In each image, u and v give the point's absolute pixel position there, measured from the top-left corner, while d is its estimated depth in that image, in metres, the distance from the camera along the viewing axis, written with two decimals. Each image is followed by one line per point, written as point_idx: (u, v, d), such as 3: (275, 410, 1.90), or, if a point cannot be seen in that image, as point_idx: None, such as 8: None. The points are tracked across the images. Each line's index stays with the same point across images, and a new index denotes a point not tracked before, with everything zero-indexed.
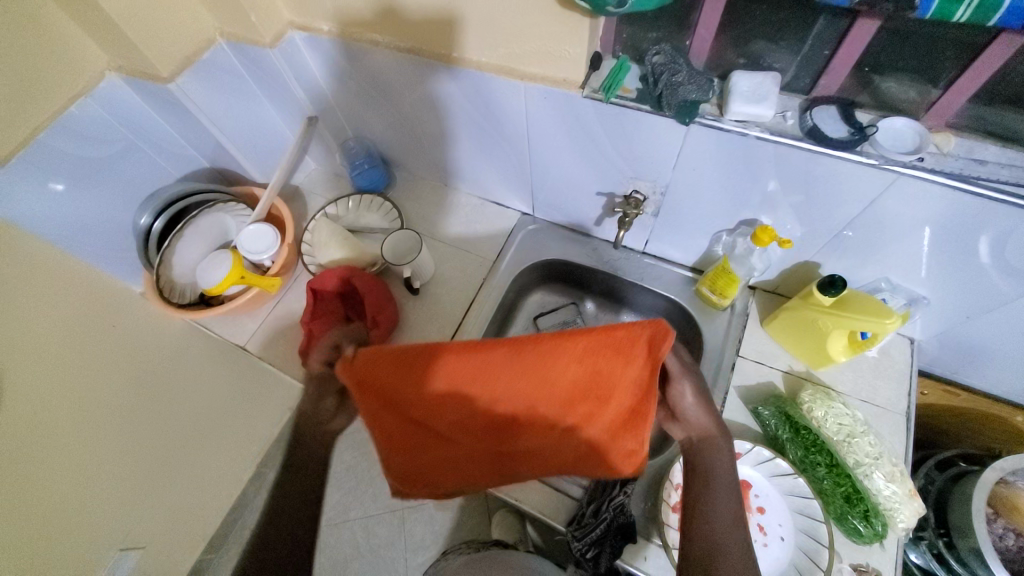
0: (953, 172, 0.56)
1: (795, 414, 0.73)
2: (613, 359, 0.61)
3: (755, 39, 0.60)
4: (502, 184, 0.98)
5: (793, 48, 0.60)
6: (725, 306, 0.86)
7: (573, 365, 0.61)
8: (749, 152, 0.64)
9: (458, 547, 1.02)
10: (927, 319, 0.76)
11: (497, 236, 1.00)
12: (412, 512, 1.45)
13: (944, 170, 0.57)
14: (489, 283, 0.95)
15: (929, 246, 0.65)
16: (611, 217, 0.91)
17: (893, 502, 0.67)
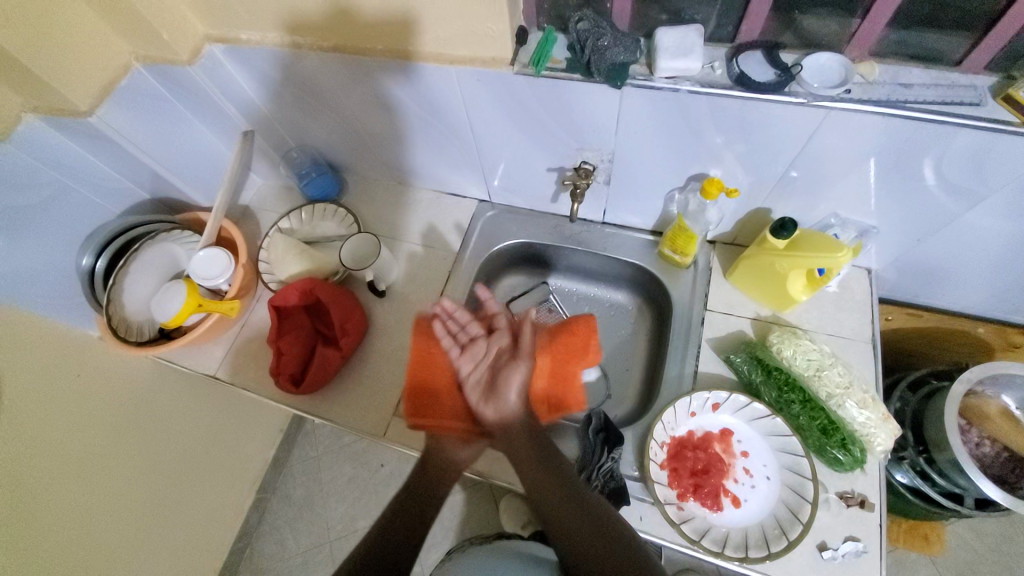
0: (881, 98, 0.57)
1: (766, 357, 0.74)
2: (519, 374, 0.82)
3: None
4: (453, 174, 0.96)
5: None
6: (688, 264, 0.86)
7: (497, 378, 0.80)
8: (685, 107, 0.63)
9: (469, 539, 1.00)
10: (880, 247, 0.78)
11: (457, 228, 0.99)
12: None
13: (872, 98, 0.57)
14: (456, 275, 0.94)
15: (874, 173, 0.65)
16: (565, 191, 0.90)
17: (868, 427, 0.69)
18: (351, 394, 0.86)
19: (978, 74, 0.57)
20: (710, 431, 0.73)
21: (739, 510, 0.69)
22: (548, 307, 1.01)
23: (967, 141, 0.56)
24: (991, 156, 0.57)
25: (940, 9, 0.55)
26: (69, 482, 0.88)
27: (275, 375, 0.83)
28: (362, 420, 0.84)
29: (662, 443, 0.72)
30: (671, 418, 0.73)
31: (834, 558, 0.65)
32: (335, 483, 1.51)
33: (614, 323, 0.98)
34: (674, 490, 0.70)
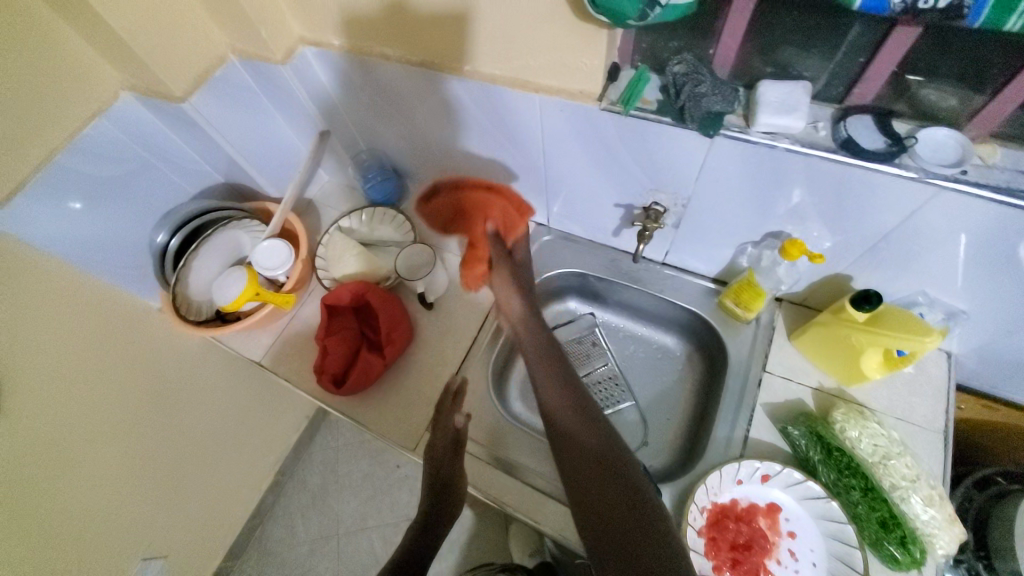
0: (999, 184, 0.52)
1: (827, 434, 0.69)
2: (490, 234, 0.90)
3: (784, 46, 0.57)
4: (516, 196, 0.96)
5: (824, 55, 0.56)
6: (750, 319, 0.82)
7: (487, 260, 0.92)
8: (778, 164, 0.60)
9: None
10: (966, 334, 0.72)
11: None
12: None
13: (989, 183, 0.53)
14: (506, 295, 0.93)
15: (967, 261, 0.61)
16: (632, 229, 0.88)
17: (932, 527, 0.63)
18: (387, 402, 0.86)
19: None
20: (756, 503, 0.69)
21: None
22: (592, 340, 0.99)
23: None
24: None
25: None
26: (109, 442, 0.92)
27: (318, 373, 0.83)
28: (395, 429, 0.84)
29: (702, 507, 0.68)
30: (716, 483, 0.69)
31: None
32: (351, 477, 1.53)
33: (659, 367, 0.94)
34: (711, 561, 0.66)
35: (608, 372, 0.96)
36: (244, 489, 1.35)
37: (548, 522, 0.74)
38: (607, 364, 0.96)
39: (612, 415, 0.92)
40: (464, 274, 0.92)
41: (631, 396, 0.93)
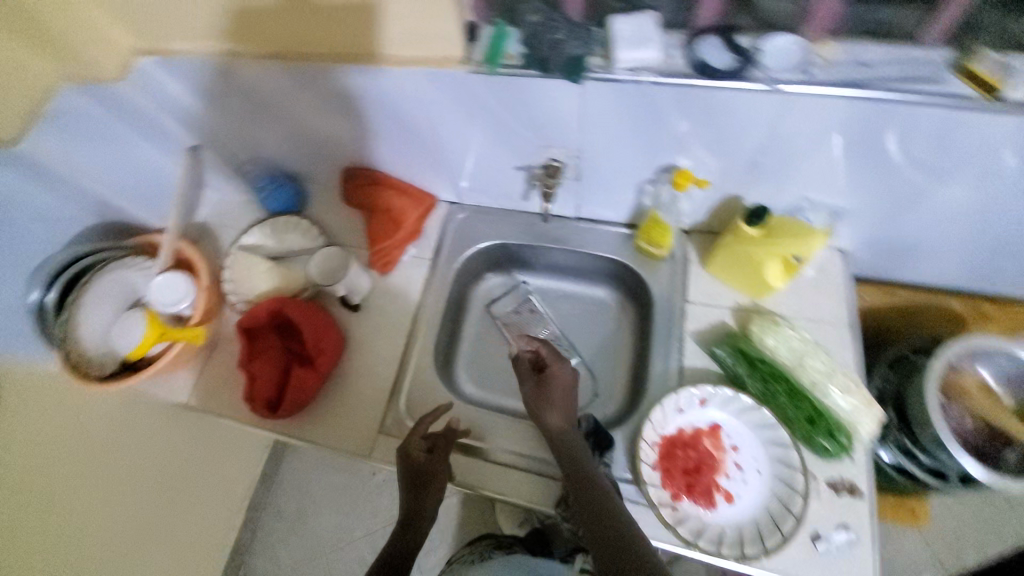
0: (844, 79, 0.55)
1: (748, 347, 0.72)
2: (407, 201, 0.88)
3: None
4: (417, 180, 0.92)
5: None
6: (666, 256, 0.83)
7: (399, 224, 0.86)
8: (647, 99, 0.61)
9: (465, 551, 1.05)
10: (854, 228, 0.76)
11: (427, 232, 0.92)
12: None
13: (839, 78, 0.56)
14: (431, 289, 0.86)
15: (836, 156, 0.64)
16: (535, 190, 0.88)
17: (854, 414, 0.66)
18: (327, 417, 0.79)
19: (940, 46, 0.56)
20: (699, 426, 0.70)
21: (733, 507, 0.66)
22: (531, 308, 0.97)
23: (929, 118, 0.56)
24: (955, 132, 0.57)
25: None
26: (38, 527, 0.83)
27: (248, 402, 0.77)
28: (345, 438, 0.77)
29: (652, 443, 0.69)
30: (660, 417, 0.70)
31: (828, 550, 0.63)
32: (326, 494, 1.49)
33: (594, 319, 0.95)
34: (667, 491, 0.67)
35: (547, 337, 0.95)
36: (215, 536, 1.29)
37: (513, 492, 0.74)
38: (546, 327, 0.95)
39: None
40: (374, 259, 0.86)
41: (573, 352, 0.94)
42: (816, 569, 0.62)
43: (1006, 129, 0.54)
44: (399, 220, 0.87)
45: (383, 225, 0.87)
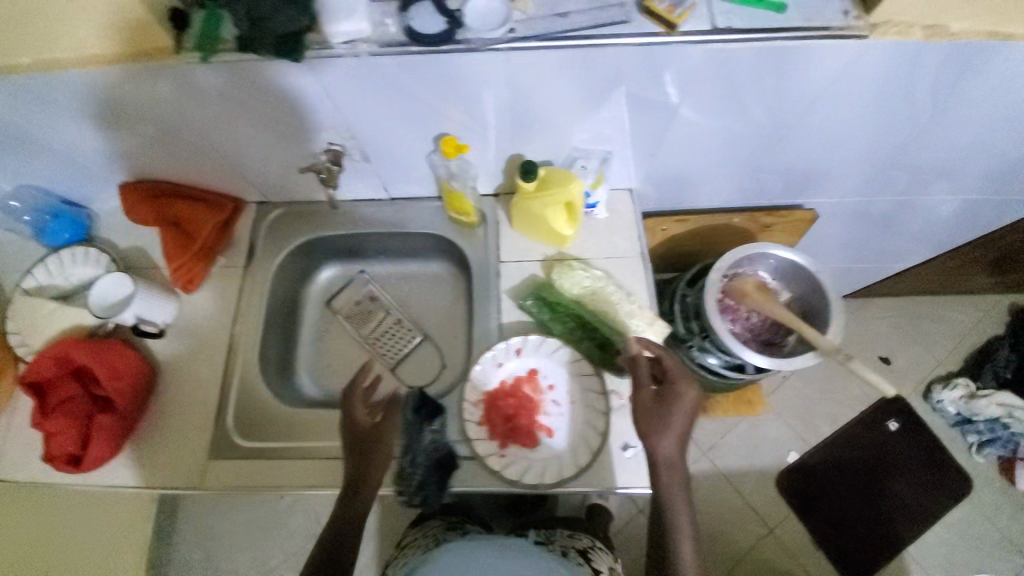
0: (543, 33, 0.56)
1: (549, 295, 0.76)
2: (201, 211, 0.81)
3: None
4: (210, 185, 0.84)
5: None
6: (478, 221, 0.85)
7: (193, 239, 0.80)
8: (377, 70, 0.59)
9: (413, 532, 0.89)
10: (637, 168, 0.80)
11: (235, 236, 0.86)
12: None
13: (535, 34, 0.56)
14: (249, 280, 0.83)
15: (586, 106, 0.66)
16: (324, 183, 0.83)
17: (638, 332, 0.73)
18: (150, 455, 0.73)
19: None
20: (519, 374, 0.74)
21: (553, 440, 0.71)
22: (370, 296, 0.94)
23: (632, 57, 0.58)
24: (663, 66, 0.59)
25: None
26: None
27: (49, 461, 0.70)
28: (170, 474, 0.72)
29: (475, 400, 0.72)
30: (480, 375, 0.73)
31: (636, 456, 0.70)
32: (233, 530, 1.36)
33: (437, 293, 0.94)
34: (493, 443, 0.69)
35: (391, 320, 0.93)
36: None
37: None
38: (388, 311, 0.93)
39: (408, 355, 0.91)
40: (176, 278, 0.79)
41: (420, 331, 0.92)
42: (628, 475, 0.69)
43: (700, 54, 0.57)
44: (192, 235, 0.80)
45: (177, 242, 0.80)
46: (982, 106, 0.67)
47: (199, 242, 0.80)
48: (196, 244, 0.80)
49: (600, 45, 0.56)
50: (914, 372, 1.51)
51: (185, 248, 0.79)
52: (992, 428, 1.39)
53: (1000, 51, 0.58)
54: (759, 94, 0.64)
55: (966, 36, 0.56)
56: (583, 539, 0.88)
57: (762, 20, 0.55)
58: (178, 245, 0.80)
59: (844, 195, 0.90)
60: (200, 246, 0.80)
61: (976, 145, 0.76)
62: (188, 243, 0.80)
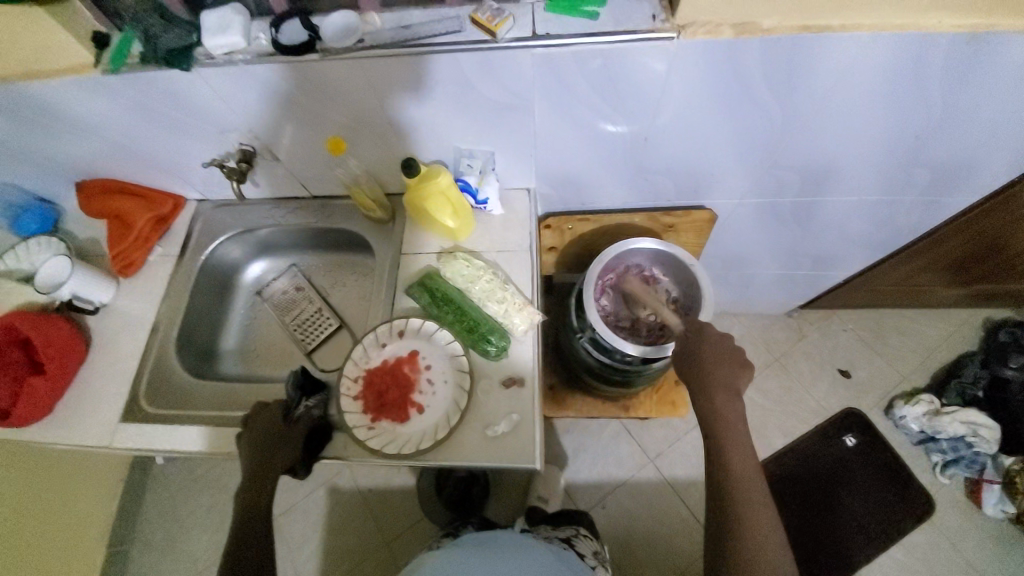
0: (385, 42, 0.63)
1: (433, 282, 0.81)
2: (139, 207, 0.91)
3: None
4: (152, 185, 0.95)
5: None
6: (386, 217, 0.91)
7: (128, 231, 0.90)
8: (253, 77, 0.67)
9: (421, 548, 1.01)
10: (524, 168, 0.86)
11: (172, 229, 0.96)
12: (286, 517, 1.43)
13: (378, 44, 0.63)
14: (182, 264, 0.93)
15: (449, 108, 0.73)
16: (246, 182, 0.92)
17: (506, 318, 0.79)
18: (75, 416, 0.82)
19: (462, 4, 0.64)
20: (400, 355, 0.80)
21: (423, 416, 0.76)
22: (297, 287, 1.02)
23: (469, 62, 0.64)
24: (501, 69, 0.65)
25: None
26: None
27: None
28: (91, 435, 0.81)
29: (354, 376, 0.77)
30: (362, 354, 0.79)
31: (499, 433, 0.74)
32: (195, 515, 1.42)
33: (357, 283, 1.01)
34: (366, 415, 0.75)
35: (313, 308, 1.00)
36: None
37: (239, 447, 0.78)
38: (311, 300, 1.00)
39: (324, 340, 0.97)
40: (114, 264, 0.90)
41: (338, 320, 0.99)
42: (489, 450, 0.73)
43: (529, 58, 0.63)
44: (128, 227, 0.90)
45: (114, 233, 0.91)
46: (833, 104, 0.69)
47: (134, 233, 0.90)
48: (131, 234, 0.90)
49: (436, 48, 0.62)
50: (876, 387, 1.46)
51: (121, 238, 0.90)
52: (955, 447, 1.33)
53: (822, 47, 0.61)
54: (602, 94, 0.69)
55: (778, 32, 0.59)
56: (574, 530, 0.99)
57: (580, 26, 0.61)
58: (116, 235, 0.90)
59: (741, 196, 0.92)
60: (135, 237, 0.90)
61: (850, 143, 0.78)
62: (124, 233, 0.90)
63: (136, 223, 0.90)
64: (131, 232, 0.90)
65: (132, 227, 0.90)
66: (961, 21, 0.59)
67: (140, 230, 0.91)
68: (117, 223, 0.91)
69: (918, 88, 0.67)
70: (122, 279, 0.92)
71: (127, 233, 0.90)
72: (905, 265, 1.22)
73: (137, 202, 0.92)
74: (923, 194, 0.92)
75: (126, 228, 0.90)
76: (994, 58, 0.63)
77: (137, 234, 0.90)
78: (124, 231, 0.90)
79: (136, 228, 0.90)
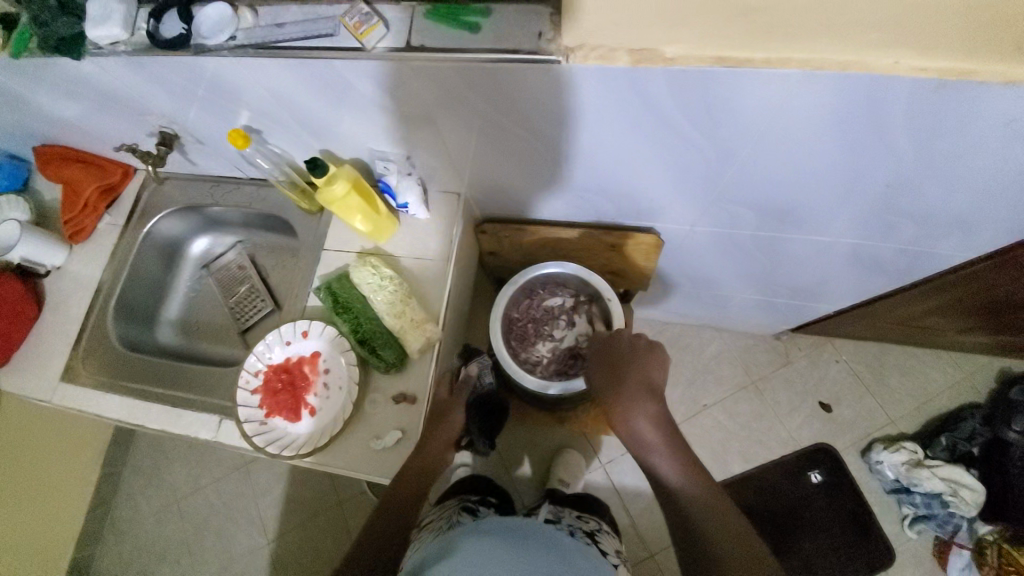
0: (255, 42, 0.58)
1: (338, 288, 0.79)
2: (88, 174, 0.93)
3: None
4: (103, 155, 0.97)
5: None
6: (319, 210, 0.89)
7: (76, 196, 0.93)
8: (143, 68, 0.66)
9: (432, 514, 0.85)
10: (446, 174, 0.81)
11: (122, 200, 0.99)
12: (255, 464, 1.48)
13: (250, 43, 0.59)
14: (125, 238, 0.96)
15: (346, 111, 0.68)
16: (182, 159, 0.93)
17: (404, 332, 0.76)
18: (22, 370, 0.89)
19: (341, 2, 0.58)
20: (302, 354, 0.80)
21: (314, 418, 0.78)
22: (239, 266, 1.04)
23: (346, 69, 0.58)
24: (381, 78, 0.59)
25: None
26: None
27: None
28: (34, 389, 0.88)
29: (255, 371, 0.80)
30: (265, 350, 0.81)
31: (384, 447, 0.74)
32: (177, 450, 1.51)
33: (293, 268, 1.02)
34: (260, 410, 0.78)
35: (252, 288, 1.03)
36: (58, 496, 1.34)
37: (151, 419, 0.84)
38: (248, 282, 1.03)
39: (256, 322, 1.01)
40: (65, 229, 0.93)
41: (271, 303, 1.02)
42: (370, 462, 0.74)
43: (407, 69, 0.57)
44: (76, 193, 0.93)
45: (63, 198, 0.93)
46: (771, 138, 0.59)
47: (81, 199, 0.92)
48: (78, 200, 0.92)
49: (309, 54, 0.57)
50: (859, 426, 1.34)
51: (69, 203, 0.93)
52: (929, 503, 1.21)
53: (741, 80, 0.50)
54: (500, 110, 0.62)
55: (687, 62, 0.49)
56: (591, 521, 0.93)
57: (457, 39, 0.54)
58: (65, 200, 0.93)
59: (692, 222, 0.82)
60: (82, 203, 0.93)
61: (807, 180, 0.66)
62: (72, 199, 0.93)
63: (83, 190, 0.92)
64: (77, 198, 0.92)
65: (79, 193, 0.92)
66: (926, 61, 0.46)
67: (88, 196, 0.93)
68: (67, 188, 0.94)
69: (876, 130, 0.55)
70: (74, 245, 0.96)
71: (75, 199, 0.93)
72: (913, 305, 1.06)
73: (86, 169, 0.94)
74: (917, 239, 0.77)
75: (74, 194, 0.93)
76: (970, 109, 0.49)
77: (84, 200, 0.93)
78: (73, 196, 0.93)
79: (83, 195, 0.92)
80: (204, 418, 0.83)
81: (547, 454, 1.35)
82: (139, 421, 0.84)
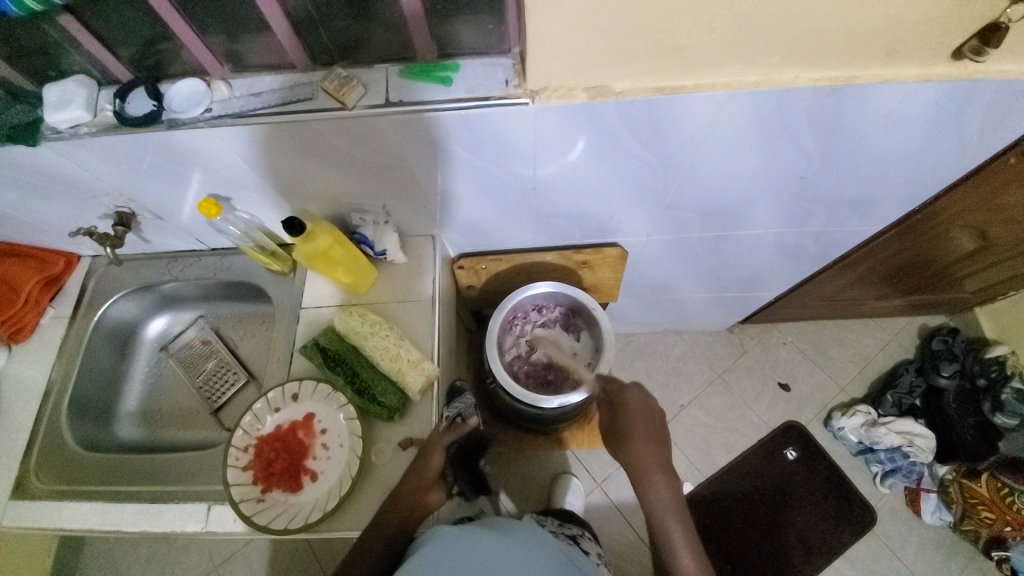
0: (232, 112, 0.61)
1: (326, 343, 0.78)
2: (26, 267, 0.87)
3: (46, 70, 0.62)
4: (42, 245, 0.91)
5: (69, 57, 0.60)
6: (290, 270, 0.89)
7: (14, 291, 0.85)
8: (106, 148, 0.65)
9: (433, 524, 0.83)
10: (419, 218, 0.85)
11: (66, 289, 0.92)
12: (228, 565, 1.34)
13: (226, 114, 0.61)
14: (77, 320, 0.90)
15: (321, 168, 0.70)
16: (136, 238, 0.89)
17: (401, 376, 0.76)
18: None
19: (314, 69, 0.62)
20: (294, 418, 0.77)
21: (317, 483, 0.74)
22: (204, 342, 0.99)
23: (326, 128, 0.62)
24: (361, 133, 0.63)
25: (308, 36, 0.59)
26: None
27: None
28: None
29: (245, 445, 0.75)
30: (254, 420, 0.77)
31: None
32: (134, 566, 1.34)
33: (265, 335, 0.98)
34: (257, 486, 0.73)
35: (220, 363, 0.97)
36: None
37: (123, 519, 0.75)
38: (217, 356, 0.97)
39: (231, 397, 0.95)
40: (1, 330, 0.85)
41: (245, 374, 0.97)
42: None
43: (388, 123, 0.61)
44: (13, 287, 0.85)
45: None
46: (708, 150, 0.69)
47: (22, 293, 0.85)
48: (18, 295, 0.85)
49: (289, 116, 0.60)
50: (816, 399, 1.47)
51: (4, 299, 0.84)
52: (892, 457, 1.33)
53: (678, 105, 0.60)
54: (474, 151, 0.67)
55: (631, 95, 0.59)
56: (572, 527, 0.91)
57: (432, 92, 0.60)
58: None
59: (649, 233, 0.91)
60: (23, 297, 0.85)
61: (741, 183, 0.77)
62: (8, 293, 0.84)
63: (25, 283, 0.86)
64: (17, 292, 0.85)
65: (19, 287, 0.85)
66: (817, 74, 0.59)
67: (30, 290, 0.86)
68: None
69: (788, 135, 0.67)
70: (12, 344, 0.88)
71: (12, 293, 0.85)
72: (836, 282, 1.21)
73: (22, 262, 0.87)
74: (832, 223, 0.91)
75: (10, 288, 0.85)
76: (855, 108, 0.63)
77: (26, 293, 0.86)
78: (7, 291, 0.85)
79: (25, 289, 0.86)
80: (188, 509, 0.75)
81: (545, 484, 1.35)
82: (109, 527, 0.75)
